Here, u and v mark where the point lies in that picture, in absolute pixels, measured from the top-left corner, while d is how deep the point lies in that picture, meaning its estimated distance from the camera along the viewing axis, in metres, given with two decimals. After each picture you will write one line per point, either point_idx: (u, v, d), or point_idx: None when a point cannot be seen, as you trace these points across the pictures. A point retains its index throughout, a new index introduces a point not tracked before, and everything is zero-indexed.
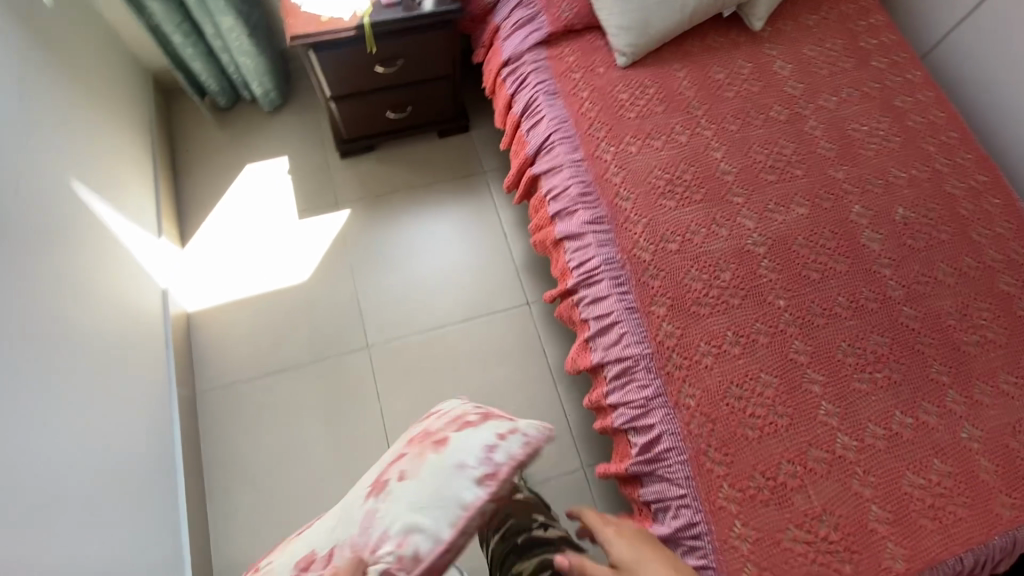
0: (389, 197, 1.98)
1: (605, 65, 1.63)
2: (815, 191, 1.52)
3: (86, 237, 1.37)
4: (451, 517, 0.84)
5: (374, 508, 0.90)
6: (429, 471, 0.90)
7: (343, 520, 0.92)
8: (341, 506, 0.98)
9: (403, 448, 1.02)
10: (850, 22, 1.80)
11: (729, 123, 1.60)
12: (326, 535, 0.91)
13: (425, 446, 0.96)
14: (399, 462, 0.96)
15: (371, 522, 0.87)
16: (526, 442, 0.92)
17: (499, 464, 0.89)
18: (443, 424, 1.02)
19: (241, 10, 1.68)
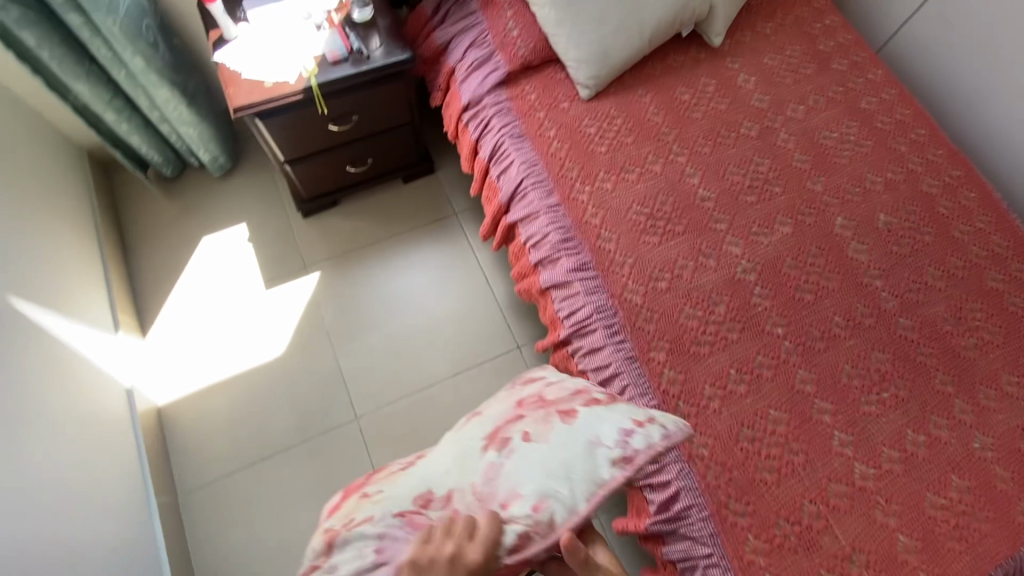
0: (360, 253, 1.89)
1: (568, 99, 1.58)
2: (797, 207, 1.49)
3: (35, 354, 1.25)
4: (587, 491, 0.92)
5: (504, 461, 0.97)
6: (564, 441, 0.98)
7: (466, 466, 0.99)
8: (458, 451, 1.04)
9: (522, 408, 1.09)
10: (806, 25, 1.78)
11: (701, 146, 1.56)
12: (450, 477, 0.98)
13: (552, 414, 1.04)
14: (525, 422, 1.03)
15: (502, 474, 0.96)
16: (664, 435, 0.99)
17: (635, 450, 0.96)
18: (563, 396, 1.10)
19: (176, 79, 1.56)
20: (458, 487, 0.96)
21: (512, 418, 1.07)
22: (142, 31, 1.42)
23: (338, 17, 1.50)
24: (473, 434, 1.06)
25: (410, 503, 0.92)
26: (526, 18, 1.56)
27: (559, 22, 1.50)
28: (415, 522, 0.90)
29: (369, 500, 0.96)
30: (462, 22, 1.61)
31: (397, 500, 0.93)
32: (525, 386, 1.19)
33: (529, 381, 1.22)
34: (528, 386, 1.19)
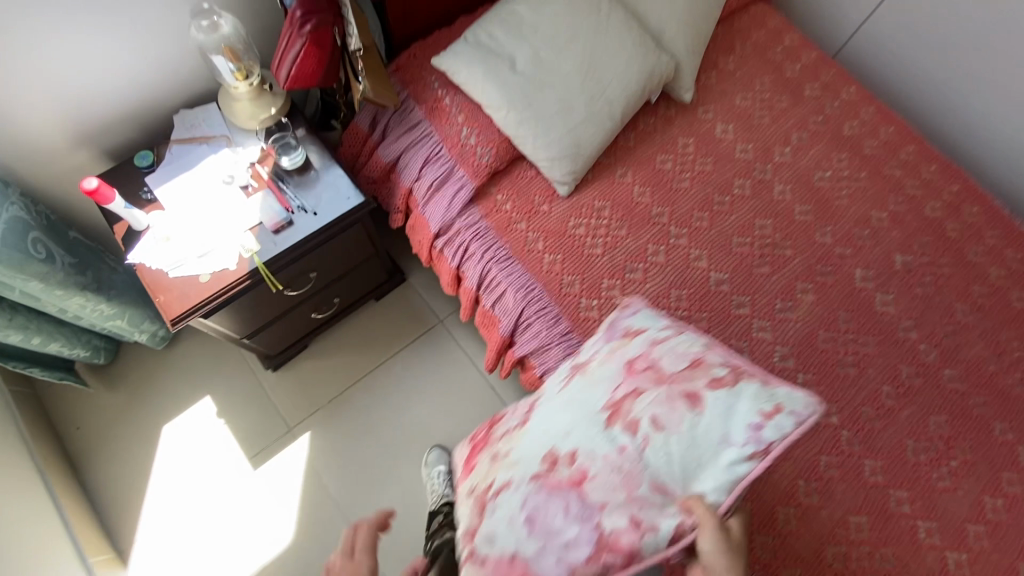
0: (348, 395, 1.68)
1: (547, 200, 1.41)
2: (812, 268, 1.39)
3: None
4: (724, 484, 0.82)
5: (631, 445, 0.87)
6: (693, 432, 0.86)
7: (590, 434, 0.91)
8: (580, 412, 0.95)
9: (637, 379, 0.95)
10: (768, 51, 1.66)
11: (699, 219, 1.43)
12: (574, 436, 0.92)
13: (677, 391, 0.90)
14: (647, 401, 0.91)
15: (634, 457, 0.86)
16: (798, 423, 0.83)
17: (769, 442, 0.82)
18: (681, 367, 0.95)
19: (88, 278, 1.29)
20: (583, 447, 0.90)
21: (631, 390, 0.94)
22: (30, 249, 1.13)
23: (265, 169, 1.26)
24: (592, 395, 0.97)
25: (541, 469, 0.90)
26: (481, 120, 1.37)
27: (520, 122, 1.32)
28: (550, 484, 0.88)
29: (505, 463, 0.96)
30: (409, 136, 1.40)
31: (529, 458, 0.93)
32: (633, 341, 1.03)
33: (631, 333, 1.07)
34: (641, 339, 1.03)
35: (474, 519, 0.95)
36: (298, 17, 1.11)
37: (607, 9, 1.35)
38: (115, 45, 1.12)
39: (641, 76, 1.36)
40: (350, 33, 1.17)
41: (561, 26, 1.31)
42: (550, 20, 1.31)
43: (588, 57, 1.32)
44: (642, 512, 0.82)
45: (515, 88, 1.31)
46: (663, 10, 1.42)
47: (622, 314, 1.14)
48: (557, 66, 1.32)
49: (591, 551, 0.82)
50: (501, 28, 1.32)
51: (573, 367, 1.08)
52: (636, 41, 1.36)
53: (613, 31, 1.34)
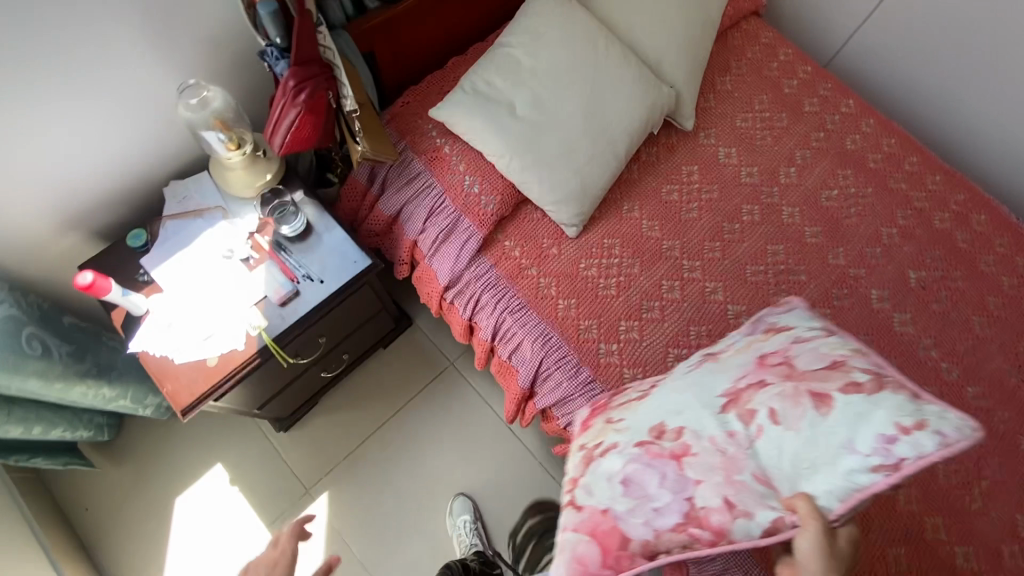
0: (364, 449, 1.64)
1: (556, 241, 1.37)
2: (828, 292, 1.38)
3: None
4: (839, 490, 0.77)
5: (743, 432, 0.86)
6: (814, 430, 0.80)
7: (700, 414, 0.90)
8: (697, 390, 0.94)
9: (766, 371, 0.89)
10: (764, 68, 1.64)
11: (711, 250, 1.41)
12: (686, 413, 0.91)
13: (805, 389, 0.83)
14: (768, 393, 0.86)
15: (742, 444, 0.85)
16: (943, 444, 0.73)
17: (901, 459, 0.75)
18: (815, 364, 0.86)
19: (87, 365, 1.23)
20: (691, 425, 0.90)
21: (756, 381, 0.89)
22: (24, 345, 1.08)
23: (265, 239, 1.21)
24: (715, 379, 0.94)
25: (645, 432, 0.93)
26: (483, 167, 1.33)
27: (525, 168, 1.28)
28: (651, 453, 0.91)
29: (612, 424, 1.01)
30: (410, 187, 1.36)
31: (637, 425, 0.96)
32: (773, 337, 0.96)
33: (773, 330, 0.99)
34: (782, 337, 0.95)
35: (578, 470, 1.01)
36: (292, 86, 1.04)
37: (604, 45, 1.31)
38: (97, 126, 1.07)
39: (643, 111, 1.34)
40: (346, 94, 1.12)
41: (559, 67, 1.28)
42: (547, 62, 1.28)
43: (589, 96, 1.29)
44: (737, 496, 0.82)
45: (518, 133, 1.27)
46: (660, 40, 1.39)
47: (771, 312, 1.06)
48: (558, 108, 1.28)
49: (678, 521, 0.86)
50: (497, 73, 1.28)
51: (702, 353, 1.04)
52: (636, 76, 1.33)
53: (612, 68, 1.31)
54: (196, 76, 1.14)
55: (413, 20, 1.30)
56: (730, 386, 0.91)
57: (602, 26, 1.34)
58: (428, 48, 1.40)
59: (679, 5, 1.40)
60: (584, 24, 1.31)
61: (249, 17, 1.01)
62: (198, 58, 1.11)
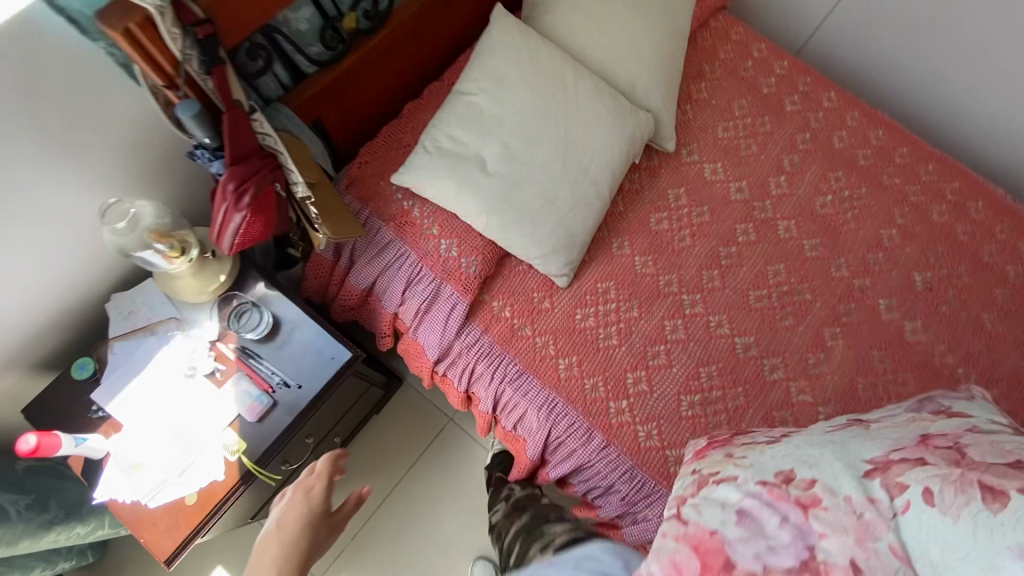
0: (371, 526, 1.55)
1: (546, 294, 1.27)
2: (836, 309, 1.31)
3: None
4: None
5: (886, 503, 0.73)
6: (976, 525, 0.66)
7: (838, 471, 0.78)
8: (836, 447, 0.82)
9: (931, 453, 0.76)
10: (739, 69, 1.54)
11: (710, 280, 1.33)
12: (821, 466, 0.79)
13: (975, 477, 0.70)
14: (925, 473, 0.73)
15: (883, 514, 0.72)
16: None
17: None
18: (995, 457, 0.72)
19: (52, 510, 1.10)
20: (826, 480, 0.77)
21: (914, 457, 0.76)
22: None
23: (230, 346, 1.09)
24: (861, 444, 0.82)
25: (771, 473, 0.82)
26: (459, 228, 1.22)
27: (506, 226, 1.17)
28: (774, 494, 0.79)
29: (735, 461, 0.89)
30: (382, 259, 1.24)
31: (764, 466, 0.85)
32: (943, 420, 0.83)
33: (945, 415, 0.84)
34: (956, 422, 0.81)
35: (687, 491, 0.90)
36: (231, 189, 0.91)
37: (572, 79, 1.20)
38: (11, 261, 0.92)
39: (623, 144, 1.24)
40: (296, 181, 1.00)
41: (527, 111, 1.17)
42: (513, 106, 1.16)
43: (564, 138, 1.19)
44: (866, 566, 0.69)
45: (493, 190, 1.15)
46: (630, 62, 1.28)
47: (943, 395, 0.91)
48: (532, 156, 1.17)
49: (794, 566, 0.71)
50: (460, 126, 1.16)
51: (850, 422, 0.92)
52: (610, 107, 1.23)
53: (585, 103, 1.20)
54: (117, 194, 1.00)
55: (358, 78, 1.16)
56: (879, 453, 0.79)
57: (567, 57, 1.22)
58: (379, 101, 1.26)
59: (645, 22, 1.29)
60: (548, 58, 1.19)
61: (168, 121, 0.87)
62: (120, 165, 0.97)
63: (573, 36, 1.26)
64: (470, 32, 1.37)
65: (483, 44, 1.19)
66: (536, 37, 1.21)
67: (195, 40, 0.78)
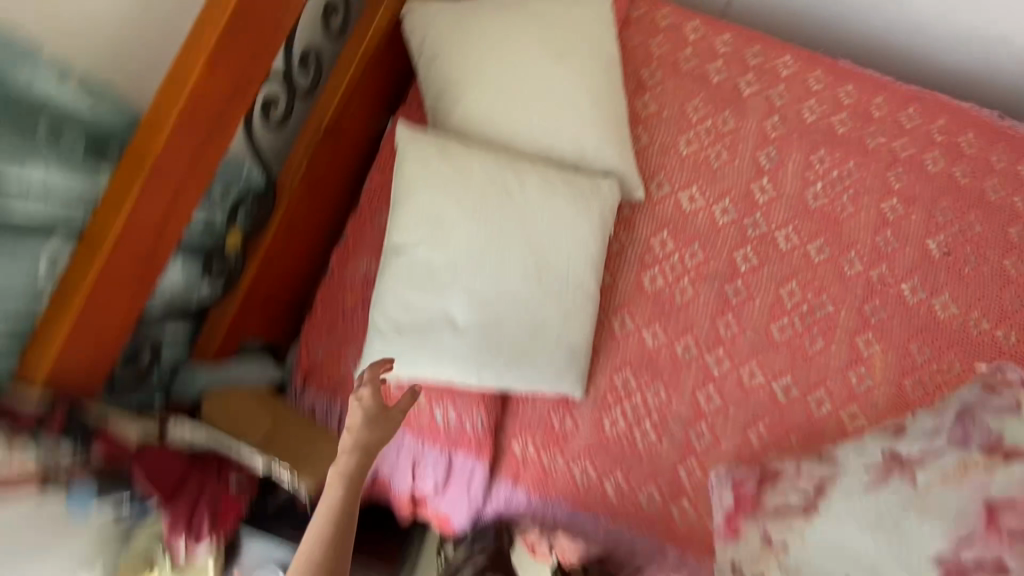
0: None
1: (565, 413, 1.13)
2: (862, 312, 1.21)
3: None
4: None
5: None
6: None
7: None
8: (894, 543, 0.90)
9: (1002, 541, 0.85)
10: (679, 63, 1.33)
11: (727, 328, 1.20)
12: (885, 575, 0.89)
13: None
14: None
15: None
16: None
17: None
18: None
19: None
20: None
21: (990, 556, 0.85)
22: None
23: None
24: (919, 526, 0.89)
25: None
26: (446, 388, 1.05)
27: (503, 375, 1.01)
28: None
29: (778, 546, 0.97)
30: None
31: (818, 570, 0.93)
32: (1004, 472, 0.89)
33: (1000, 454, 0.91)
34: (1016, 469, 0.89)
35: None
36: (178, 527, 0.78)
37: (514, 181, 0.99)
38: None
39: (596, 228, 1.05)
40: (253, 462, 0.86)
41: (477, 243, 0.97)
42: (461, 244, 0.96)
43: (529, 254, 1.00)
44: None
45: (475, 346, 0.98)
46: (571, 127, 1.06)
47: (985, 407, 0.96)
48: (503, 290, 0.98)
49: None
50: (408, 290, 0.95)
51: (887, 454, 0.98)
52: (567, 194, 1.03)
53: (538, 204, 1.01)
54: None
55: (268, 273, 0.94)
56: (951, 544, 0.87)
57: (499, 154, 1.01)
58: (302, 272, 1.04)
59: (572, 71, 1.07)
60: (478, 167, 0.98)
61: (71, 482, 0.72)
62: None
63: (497, 120, 1.04)
64: (368, 134, 1.10)
65: (398, 177, 0.97)
66: (455, 144, 0.99)
67: (54, 436, 0.69)
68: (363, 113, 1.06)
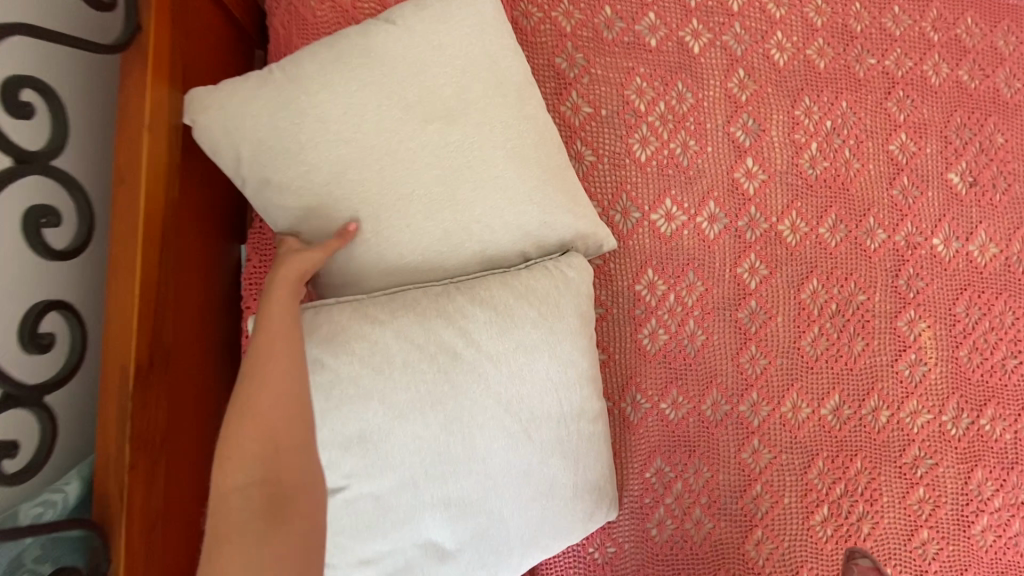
0: None
1: (603, 540, 0.92)
2: (898, 289, 1.00)
3: None
4: None
5: None
6: None
7: None
8: None
9: None
10: (602, 33, 0.98)
11: (755, 363, 0.97)
12: None
13: None
14: None
15: None
16: None
17: None
18: None
19: None
20: None
21: None
22: None
23: None
24: None
25: None
26: None
27: (521, 565, 0.77)
28: None
29: None
30: None
31: None
32: None
33: None
34: None
35: None
36: None
37: (447, 337, 0.71)
38: None
39: (579, 336, 0.77)
40: None
41: (430, 445, 0.68)
42: (407, 457, 0.68)
43: (509, 416, 0.71)
44: None
45: (475, 565, 0.73)
46: (502, 211, 0.76)
47: None
48: (491, 477, 0.71)
49: None
50: (360, 541, 0.69)
51: None
52: (530, 316, 0.74)
53: (494, 349, 0.72)
54: None
55: None
56: None
57: (416, 297, 0.72)
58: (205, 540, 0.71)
59: (476, 126, 0.74)
60: (390, 339, 0.69)
61: None
62: None
63: (397, 241, 0.72)
64: (209, 302, 0.73)
65: None
66: (347, 318, 0.70)
67: None
68: (189, 284, 0.68)
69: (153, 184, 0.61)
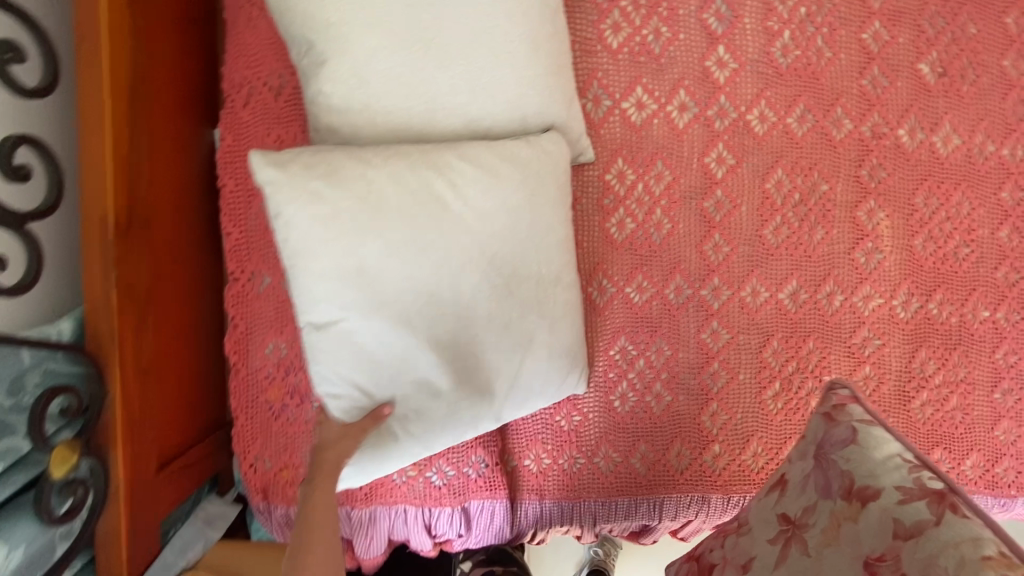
0: None
1: (569, 410, 0.99)
2: (861, 180, 1.03)
3: None
4: None
5: None
6: None
7: None
8: None
9: None
10: None
11: (718, 251, 1.01)
12: None
13: None
14: None
15: None
16: None
17: None
18: None
19: None
20: None
21: None
22: None
23: None
24: None
25: None
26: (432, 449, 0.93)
27: (495, 415, 0.82)
28: None
29: None
30: (378, 522, 0.93)
31: None
32: None
33: None
34: None
35: None
36: None
37: (433, 189, 0.74)
38: None
39: (555, 206, 0.81)
40: None
41: (419, 280, 0.73)
42: (399, 289, 0.73)
43: (489, 268, 0.76)
44: None
45: (455, 407, 0.78)
46: (483, 78, 0.77)
47: None
48: (469, 323, 0.76)
49: None
50: (349, 365, 0.74)
51: None
52: (514, 180, 0.77)
53: (478, 205, 0.76)
54: None
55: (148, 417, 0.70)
56: None
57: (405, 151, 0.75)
58: (194, 380, 0.81)
59: None
60: (381, 181, 0.72)
61: None
62: None
63: (379, 101, 0.75)
64: (183, 171, 0.78)
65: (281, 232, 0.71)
66: (338, 160, 0.73)
67: None
68: (162, 151, 0.72)
69: (116, 47, 0.63)
